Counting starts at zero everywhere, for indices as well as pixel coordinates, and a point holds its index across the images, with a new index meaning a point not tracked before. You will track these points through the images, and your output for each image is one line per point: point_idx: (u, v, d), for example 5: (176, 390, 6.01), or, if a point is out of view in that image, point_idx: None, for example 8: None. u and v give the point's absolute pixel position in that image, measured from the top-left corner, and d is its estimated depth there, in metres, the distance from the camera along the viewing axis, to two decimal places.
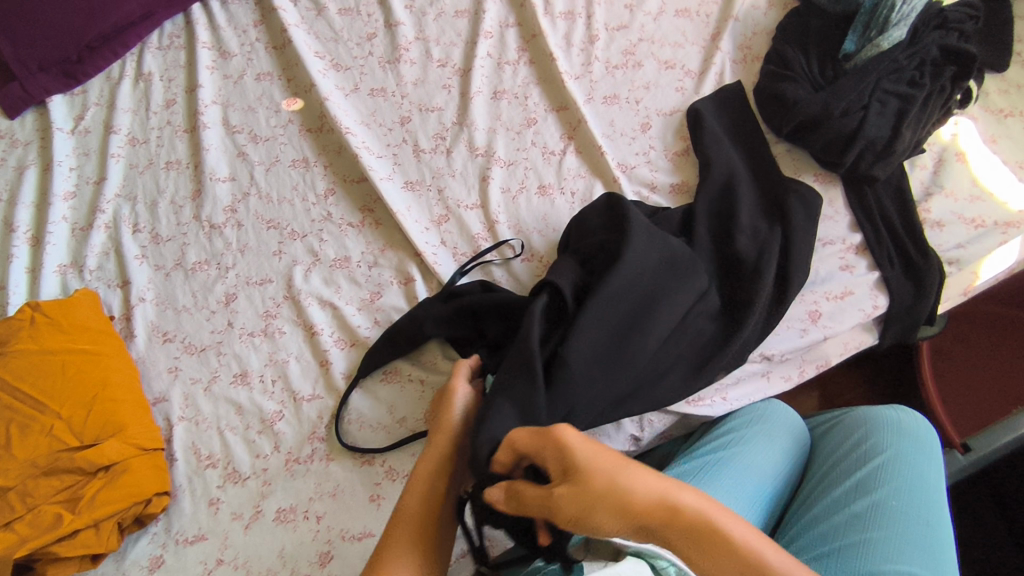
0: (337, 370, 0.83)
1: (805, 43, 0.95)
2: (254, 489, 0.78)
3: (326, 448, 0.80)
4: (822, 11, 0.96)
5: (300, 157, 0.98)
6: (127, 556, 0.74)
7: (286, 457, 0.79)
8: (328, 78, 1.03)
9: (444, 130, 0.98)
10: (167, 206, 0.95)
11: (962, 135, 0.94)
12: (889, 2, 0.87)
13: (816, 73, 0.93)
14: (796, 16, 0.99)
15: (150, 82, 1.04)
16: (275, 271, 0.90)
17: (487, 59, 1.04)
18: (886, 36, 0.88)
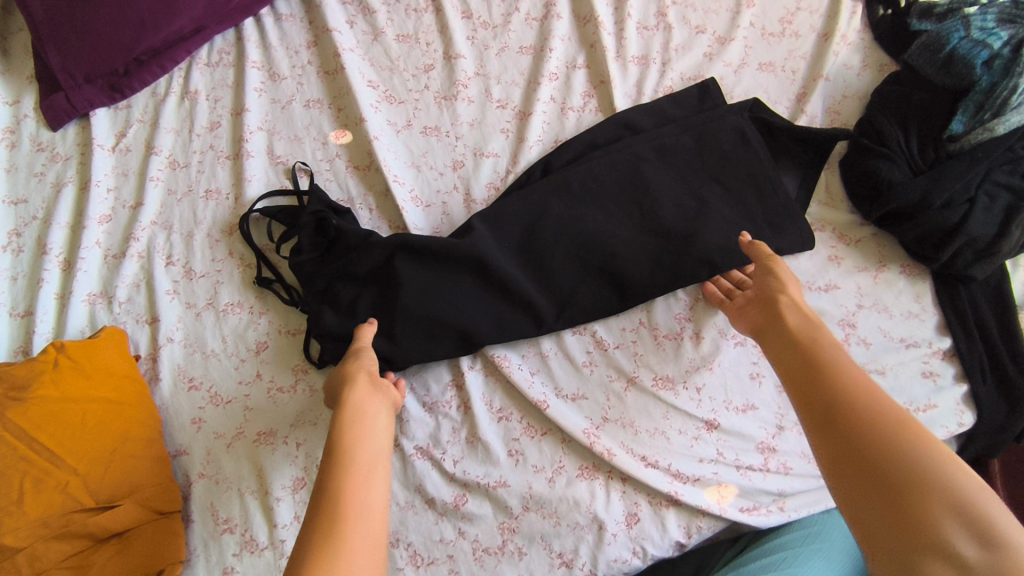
0: None
1: (905, 118, 0.85)
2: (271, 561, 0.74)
3: None
4: (929, 83, 0.85)
5: (345, 197, 0.92)
6: None
7: None
8: (379, 112, 0.97)
9: (498, 180, 0.92)
10: (203, 238, 0.90)
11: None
12: (1009, 83, 0.78)
13: (915, 153, 0.83)
14: (897, 85, 0.88)
15: (196, 101, 0.99)
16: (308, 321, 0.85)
17: (550, 103, 0.96)
18: (1002, 121, 0.79)
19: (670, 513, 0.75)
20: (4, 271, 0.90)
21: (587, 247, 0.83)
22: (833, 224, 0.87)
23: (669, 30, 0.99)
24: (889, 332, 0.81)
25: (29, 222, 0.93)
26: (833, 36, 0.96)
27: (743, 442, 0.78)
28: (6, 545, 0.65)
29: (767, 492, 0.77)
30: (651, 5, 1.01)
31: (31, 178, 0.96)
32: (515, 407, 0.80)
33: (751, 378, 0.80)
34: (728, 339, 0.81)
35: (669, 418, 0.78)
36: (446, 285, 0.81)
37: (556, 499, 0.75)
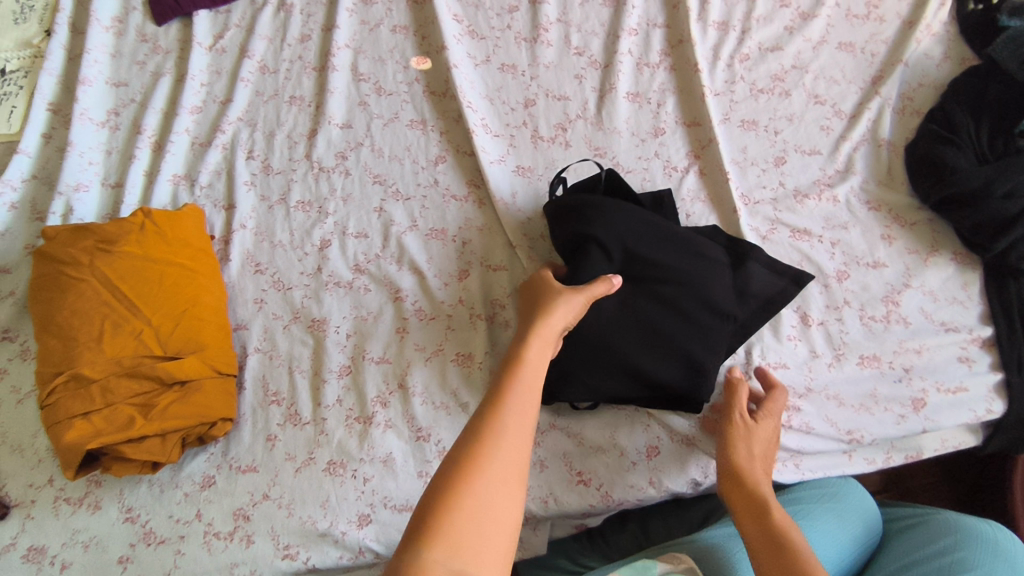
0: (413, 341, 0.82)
1: (978, 111, 0.86)
2: (312, 435, 0.79)
3: (388, 414, 0.80)
4: (1007, 78, 0.85)
5: (418, 118, 0.96)
6: (182, 469, 0.78)
7: (348, 414, 0.80)
8: (461, 45, 1.00)
9: (567, 121, 0.95)
10: (283, 139, 0.95)
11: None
12: None
13: (985, 144, 0.84)
14: (976, 78, 0.88)
15: (290, 14, 1.03)
16: (371, 226, 0.90)
17: (627, 56, 0.99)
18: None
19: (690, 452, 0.78)
20: (101, 145, 0.96)
21: (682, 279, 0.77)
22: (891, 204, 0.88)
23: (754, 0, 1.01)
24: (930, 314, 0.82)
25: (127, 104, 0.99)
26: (918, 23, 0.96)
27: None
28: (84, 374, 0.73)
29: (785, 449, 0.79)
30: None
31: (132, 64, 1.02)
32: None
33: (787, 340, 0.82)
34: None
35: None
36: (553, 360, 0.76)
37: (582, 421, 0.80)
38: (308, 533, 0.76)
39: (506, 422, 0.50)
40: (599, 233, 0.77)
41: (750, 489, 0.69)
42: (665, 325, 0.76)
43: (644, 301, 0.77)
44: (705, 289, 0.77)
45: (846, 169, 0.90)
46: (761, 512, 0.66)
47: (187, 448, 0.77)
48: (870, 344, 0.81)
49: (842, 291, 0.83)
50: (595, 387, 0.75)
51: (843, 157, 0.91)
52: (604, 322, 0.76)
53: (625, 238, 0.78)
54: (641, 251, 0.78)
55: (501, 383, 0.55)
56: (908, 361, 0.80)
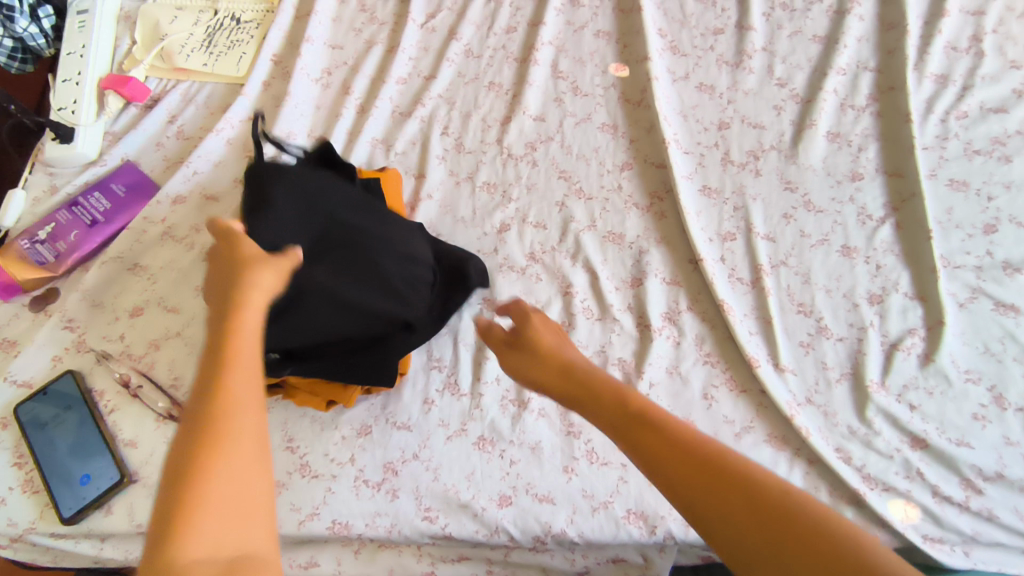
0: (580, 338, 0.82)
1: None
2: (467, 407, 0.81)
3: (542, 403, 0.81)
4: None
5: (610, 123, 0.97)
6: (344, 413, 0.82)
7: (504, 394, 0.82)
8: (663, 59, 1.01)
9: (760, 150, 0.94)
10: (478, 122, 0.99)
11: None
12: None
13: None
14: None
15: (501, 6, 1.07)
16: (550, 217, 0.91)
17: (832, 95, 0.96)
18: None
19: (851, 512, 0.73)
20: (312, 100, 1.03)
21: (382, 242, 0.73)
22: None
23: (979, 58, 0.96)
24: None
25: (340, 67, 1.05)
26: None
27: (947, 472, 0.74)
28: None
29: (958, 531, 0.72)
30: (966, 29, 0.99)
31: (350, 31, 1.08)
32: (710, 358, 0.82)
33: (973, 417, 0.76)
34: (959, 370, 0.79)
35: (877, 419, 0.77)
36: (313, 325, 0.68)
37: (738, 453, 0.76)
38: (448, 501, 0.77)
39: (243, 419, 0.41)
40: (293, 218, 0.66)
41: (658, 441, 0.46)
42: (356, 299, 0.69)
43: (346, 209, 0.72)
44: (369, 240, 0.71)
45: None
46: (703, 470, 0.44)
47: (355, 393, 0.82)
48: None
49: None
50: (324, 327, 0.69)
51: None
52: (299, 279, 0.66)
53: (304, 207, 0.68)
54: (284, 209, 0.66)
55: (222, 342, 0.44)
56: None
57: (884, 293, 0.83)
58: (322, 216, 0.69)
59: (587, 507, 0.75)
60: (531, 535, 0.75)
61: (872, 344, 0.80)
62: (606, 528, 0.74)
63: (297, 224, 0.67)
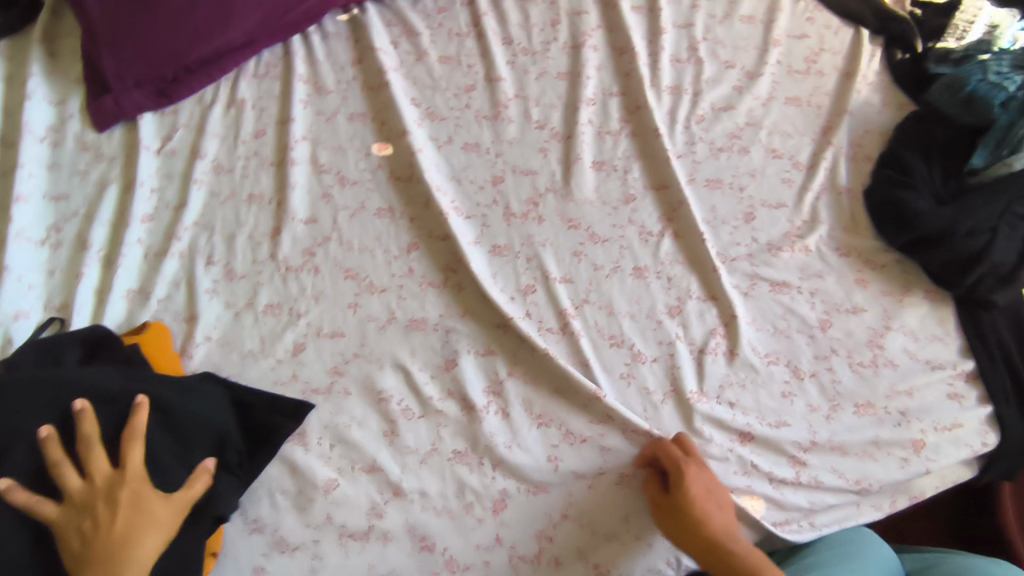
0: (405, 444, 0.78)
1: (928, 152, 0.90)
2: (304, 561, 0.73)
3: (385, 526, 0.75)
4: (948, 121, 0.91)
5: (386, 206, 0.93)
6: None
7: (340, 532, 0.74)
8: (422, 129, 0.99)
9: (538, 196, 0.94)
10: (245, 241, 0.91)
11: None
12: None
13: (939, 184, 0.88)
14: (919, 121, 0.94)
15: (242, 110, 1.00)
16: (352, 324, 0.85)
17: (589, 126, 1.00)
18: (1020, 159, 0.83)
19: None
20: (42, 266, 0.89)
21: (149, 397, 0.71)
22: (860, 250, 0.90)
23: (701, 64, 1.05)
24: (915, 354, 0.84)
25: (71, 218, 0.93)
26: (855, 75, 1.03)
27: (775, 455, 0.79)
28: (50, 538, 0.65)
29: (798, 507, 0.78)
30: (683, 41, 1.07)
31: (72, 175, 0.95)
32: (542, 416, 0.80)
33: (784, 395, 0.82)
34: (760, 356, 0.84)
35: (703, 426, 0.79)
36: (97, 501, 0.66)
37: (588, 506, 0.77)
38: None
39: None
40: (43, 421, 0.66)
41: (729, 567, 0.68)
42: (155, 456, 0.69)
43: (110, 385, 0.70)
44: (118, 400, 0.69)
45: (813, 218, 0.92)
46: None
47: None
48: (864, 391, 0.82)
49: (828, 341, 0.84)
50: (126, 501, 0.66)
51: (808, 208, 0.93)
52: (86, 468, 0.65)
53: (50, 403, 0.67)
54: (22, 407, 0.66)
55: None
56: (902, 404, 0.81)
57: (680, 303, 0.86)
58: (73, 393, 0.68)
59: None
60: None
61: (683, 357, 0.83)
62: None
63: (45, 415, 0.67)
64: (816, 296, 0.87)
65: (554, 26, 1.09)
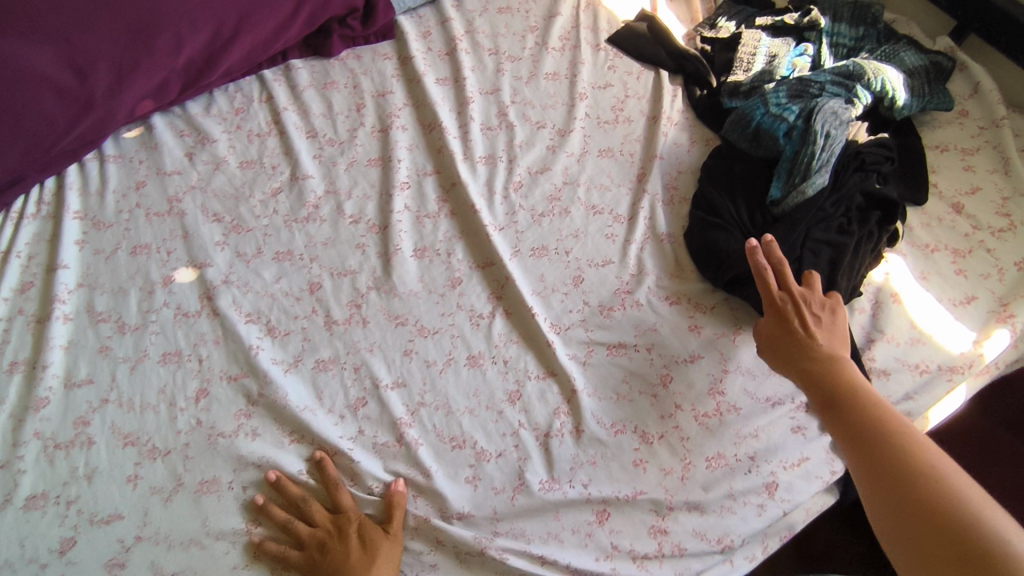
0: None
1: (732, 189, 0.94)
2: None
3: None
4: (745, 156, 0.97)
5: (192, 340, 0.85)
6: None
7: None
8: (225, 249, 0.93)
9: (360, 297, 0.89)
10: (6, 421, 0.79)
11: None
12: (807, 150, 0.89)
13: (746, 219, 0.92)
14: (721, 159, 0.98)
15: (7, 262, 0.90)
16: (127, 503, 0.75)
17: (405, 212, 0.96)
18: (809, 183, 0.87)
19: None
20: None
21: None
22: (688, 294, 0.90)
23: (511, 129, 1.04)
24: (755, 393, 0.83)
25: None
26: (659, 118, 1.05)
27: (634, 530, 0.76)
28: None
29: None
30: (492, 107, 1.07)
31: None
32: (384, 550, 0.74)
33: (636, 465, 0.79)
34: (606, 427, 0.81)
35: (561, 518, 0.76)
36: None
37: None
38: None
39: None
40: None
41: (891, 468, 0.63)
42: None
43: None
44: None
45: (640, 270, 0.92)
46: (926, 533, 0.57)
47: None
48: (713, 443, 0.80)
49: (670, 396, 0.83)
50: None
51: (633, 261, 0.93)
52: None
53: None
54: None
55: None
56: (750, 448, 0.80)
57: (519, 387, 0.83)
58: None
59: None
60: None
61: (528, 446, 0.79)
62: None
63: None
64: (654, 352, 0.86)
65: (359, 111, 1.06)
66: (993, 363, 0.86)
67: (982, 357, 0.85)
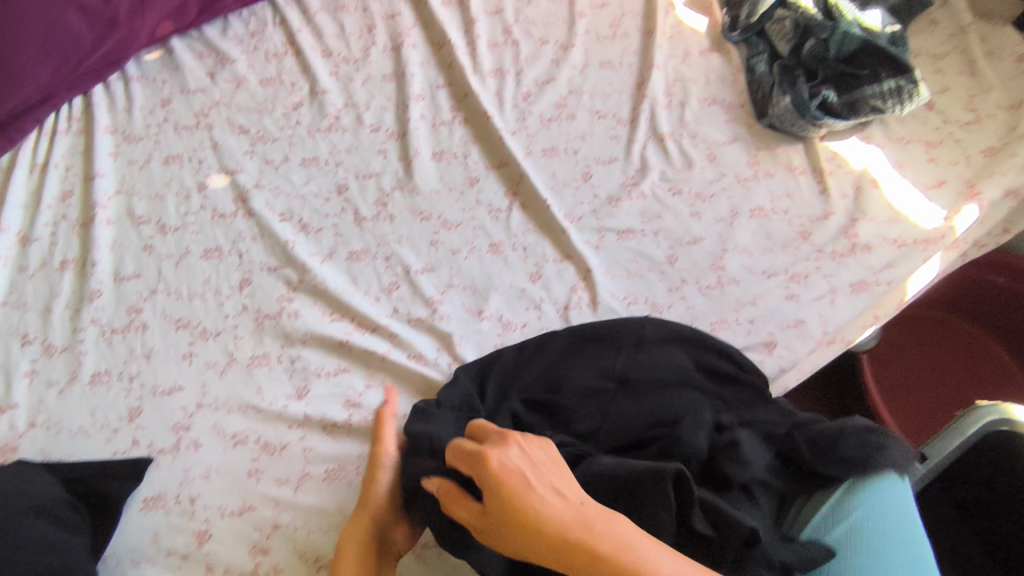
0: (276, 476, 0.77)
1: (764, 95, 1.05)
2: None
3: (277, 555, 0.72)
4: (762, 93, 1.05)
5: (230, 238, 0.91)
6: None
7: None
8: (254, 156, 0.98)
9: (385, 196, 0.96)
10: (64, 311, 0.86)
11: (847, 148, 1.02)
12: (798, 126, 1.01)
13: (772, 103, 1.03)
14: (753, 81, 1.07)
15: (46, 173, 0.95)
16: (185, 376, 0.82)
17: (422, 120, 1.02)
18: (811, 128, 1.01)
19: None
20: None
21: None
22: (688, 186, 0.98)
23: (517, 45, 1.10)
24: (752, 267, 0.92)
25: None
26: (654, 32, 1.12)
27: None
28: None
29: None
30: (497, 26, 1.13)
31: None
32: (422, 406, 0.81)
33: None
34: (619, 300, 0.88)
35: None
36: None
37: None
38: None
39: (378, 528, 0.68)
40: None
41: (513, 479, 0.51)
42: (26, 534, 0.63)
43: None
44: None
45: (643, 165, 0.99)
46: None
47: None
48: (714, 310, 0.88)
49: (676, 272, 0.91)
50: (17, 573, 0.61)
51: (637, 158, 1.00)
52: None
53: None
54: None
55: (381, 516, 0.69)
56: (749, 314, 0.88)
57: (538, 269, 0.90)
58: None
59: None
60: None
61: (549, 318, 0.87)
62: None
63: None
64: (659, 236, 0.94)
65: (370, 30, 1.11)
66: (963, 237, 0.94)
67: (953, 230, 0.93)
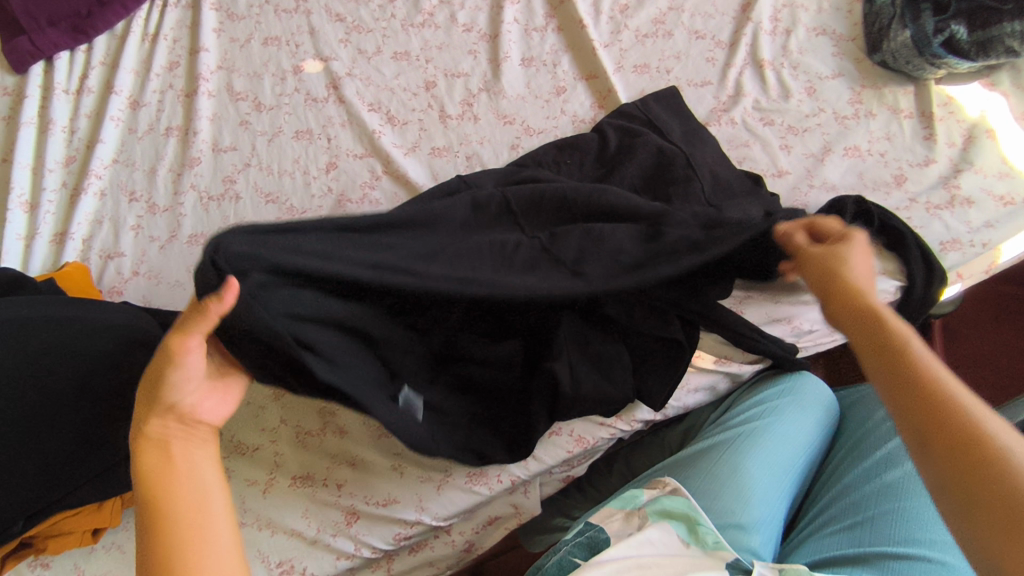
0: None
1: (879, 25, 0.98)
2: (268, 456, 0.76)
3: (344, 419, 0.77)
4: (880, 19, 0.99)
5: (321, 122, 0.94)
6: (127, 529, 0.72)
7: (298, 431, 0.77)
8: (348, 45, 1.00)
9: (471, 97, 0.96)
10: (166, 174, 0.92)
11: (965, 95, 0.96)
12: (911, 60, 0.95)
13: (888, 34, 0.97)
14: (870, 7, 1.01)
15: (157, 43, 1.00)
16: None
17: (515, 25, 1.01)
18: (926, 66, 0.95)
19: None
20: None
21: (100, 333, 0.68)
22: (782, 118, 0.94)
23: None
24: None
25: None
26: None
27: None
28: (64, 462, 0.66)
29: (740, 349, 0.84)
30: None
31: None
32: None
33: None
34: None
35: None
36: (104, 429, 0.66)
37: None
38: (298, 544, 0.74)
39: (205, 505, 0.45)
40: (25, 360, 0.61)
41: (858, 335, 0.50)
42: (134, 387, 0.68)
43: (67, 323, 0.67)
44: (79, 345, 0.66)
45: (737, 91, 0.96)
46: None
47: (124, 507, 0.72)
48: None
49: None
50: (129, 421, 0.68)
51: (731, 83, 0.97)
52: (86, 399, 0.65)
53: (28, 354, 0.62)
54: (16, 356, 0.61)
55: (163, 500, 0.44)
56: None
57: None
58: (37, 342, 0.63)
59: (431, 488, 0.75)
60: (391, 535, 0.75)
61: None
62: (457, 498, 0.75)
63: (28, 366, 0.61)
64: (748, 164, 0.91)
65: None
66: None
67: None
